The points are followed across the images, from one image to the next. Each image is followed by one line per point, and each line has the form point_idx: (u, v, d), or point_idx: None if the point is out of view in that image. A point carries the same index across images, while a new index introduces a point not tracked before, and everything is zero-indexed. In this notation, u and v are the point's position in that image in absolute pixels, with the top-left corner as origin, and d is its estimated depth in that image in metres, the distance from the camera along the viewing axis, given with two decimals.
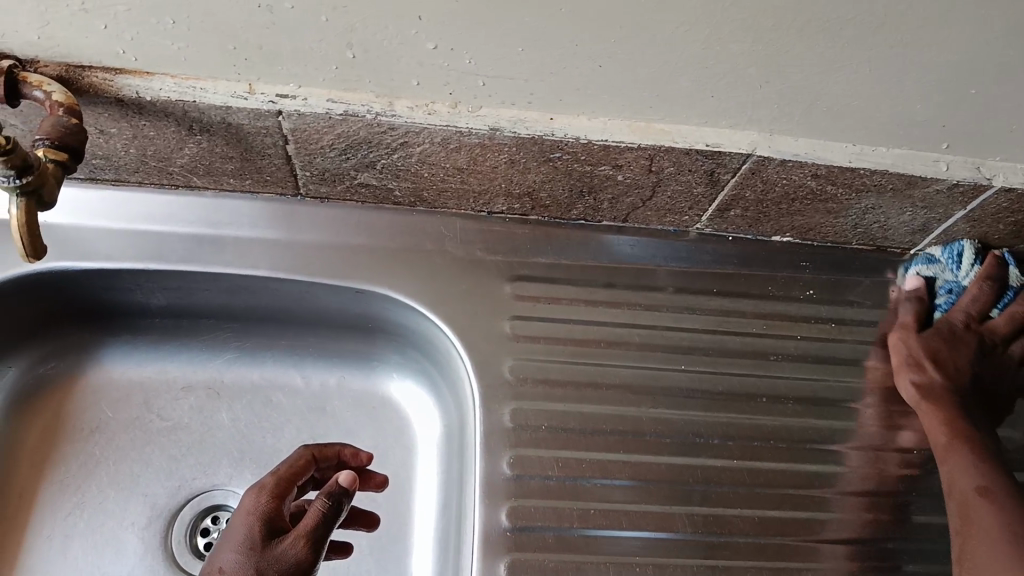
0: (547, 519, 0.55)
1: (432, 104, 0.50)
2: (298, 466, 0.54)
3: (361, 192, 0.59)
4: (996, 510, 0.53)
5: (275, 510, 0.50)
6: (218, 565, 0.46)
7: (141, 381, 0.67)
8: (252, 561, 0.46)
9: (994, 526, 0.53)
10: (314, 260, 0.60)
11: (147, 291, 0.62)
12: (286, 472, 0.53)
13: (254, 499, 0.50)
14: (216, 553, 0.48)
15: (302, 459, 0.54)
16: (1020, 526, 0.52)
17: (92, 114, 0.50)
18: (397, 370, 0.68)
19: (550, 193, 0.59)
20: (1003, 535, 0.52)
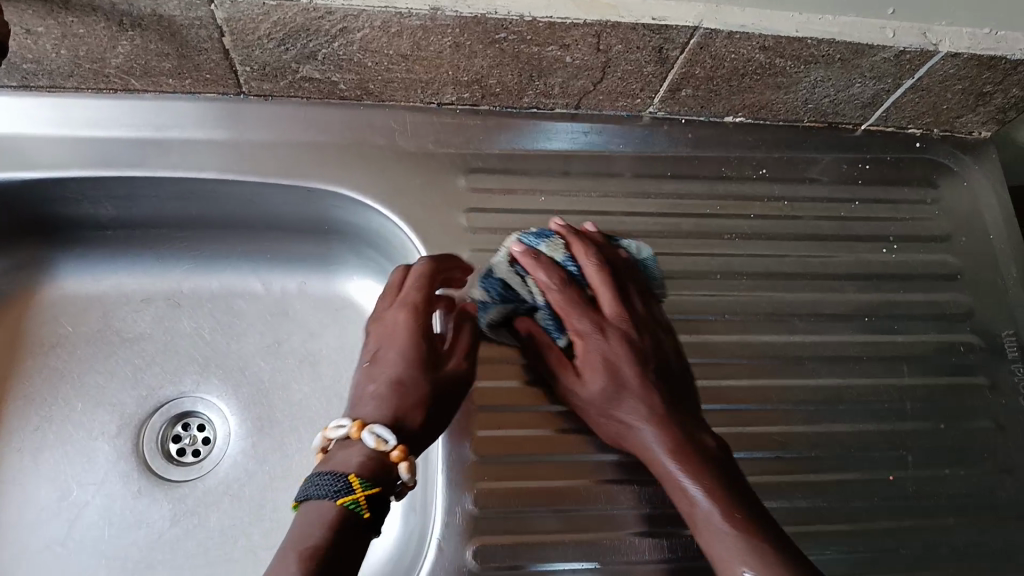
0: (510, 398, 0.56)
1: None
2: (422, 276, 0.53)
3: (306, 87, 0.58)
4: (711, 501, 0.47)
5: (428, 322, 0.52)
6: (400, 376, 0.48)
7: (100, 294, 0.66)
8: (434, 375, 0.49)
9: (718, 519, 0.46)
10: (263, 160, 0.59)
11: (96, 201, 0.61)
12: (415, 282, 0.53)
13: (406, 319, 0.51)
14: (387, 358, 0.49)
15: (417, 268, 0.54)
16: (717, 527, 0.46)
17: (15, 11, 0.48)
18: (358, 271, 0.68)
19: (499, 79, 0.58)
20: (721, 531, 0.46)
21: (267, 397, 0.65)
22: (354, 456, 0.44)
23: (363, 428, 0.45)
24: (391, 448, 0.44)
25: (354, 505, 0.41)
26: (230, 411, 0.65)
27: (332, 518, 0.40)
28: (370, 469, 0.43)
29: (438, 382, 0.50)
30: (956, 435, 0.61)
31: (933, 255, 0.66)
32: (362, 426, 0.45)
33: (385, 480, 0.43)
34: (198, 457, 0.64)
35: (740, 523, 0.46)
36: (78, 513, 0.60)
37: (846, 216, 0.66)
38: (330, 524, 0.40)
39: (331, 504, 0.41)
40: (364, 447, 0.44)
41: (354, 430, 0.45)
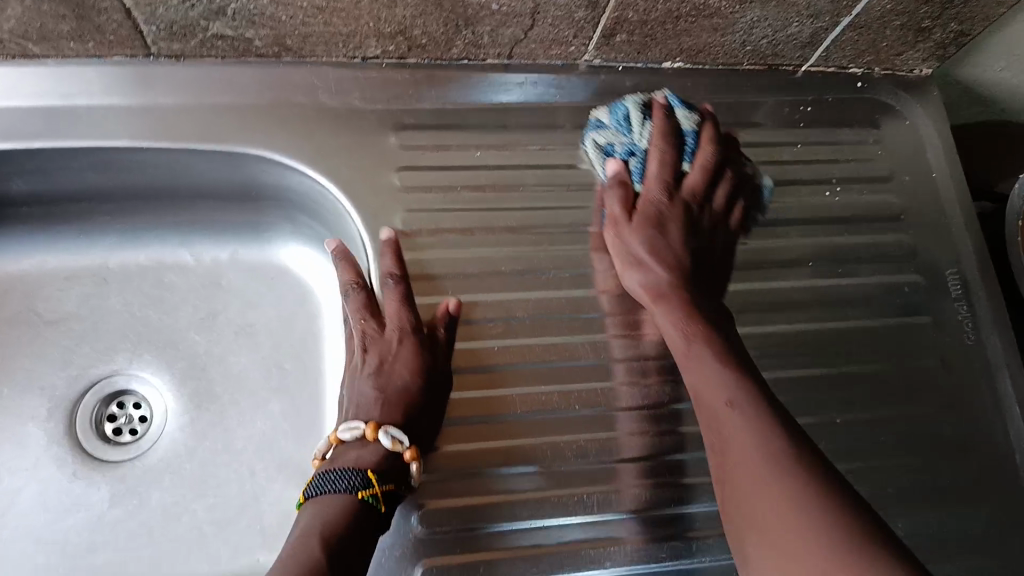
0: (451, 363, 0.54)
1: None
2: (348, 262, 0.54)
3: (219, 46, 0.55)
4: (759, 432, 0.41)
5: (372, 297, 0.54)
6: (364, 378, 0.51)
7: (22, 274, 0.63)
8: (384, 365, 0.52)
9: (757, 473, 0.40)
10: (180, 126, 0.56)
11: (4, 176, 0.57)
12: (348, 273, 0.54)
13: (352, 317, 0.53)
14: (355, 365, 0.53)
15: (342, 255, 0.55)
16: (757, 423, 0.42)
17: None
18: (293, 238, 0.66)
19: (424, 30, 0.55)
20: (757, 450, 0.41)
21: (205, 371, 0.63)
22: (366, 455, 0.47)
23: (347, 429, 0.48)
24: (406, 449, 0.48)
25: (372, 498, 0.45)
26: (165, 387, 0.63)
27: (344, 512, 0.44)
28: (370, 462, 0.47)
29: (412, 351, 0.52)
30: (900, 375, 0.61)
31: (877, 196, 0.66)
32: (376, 428, 0.48)
33: (387, 470, 0.47)
34: (135, 436, 0.62)
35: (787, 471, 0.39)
36: (12, 500, 0.58)
37: (788, 159, 0.65)
38: (344, 515, 0.44)
39: (353, 497, 0.44)
40: (376, 445, 0.48)
41: (369, 431, 0.48)
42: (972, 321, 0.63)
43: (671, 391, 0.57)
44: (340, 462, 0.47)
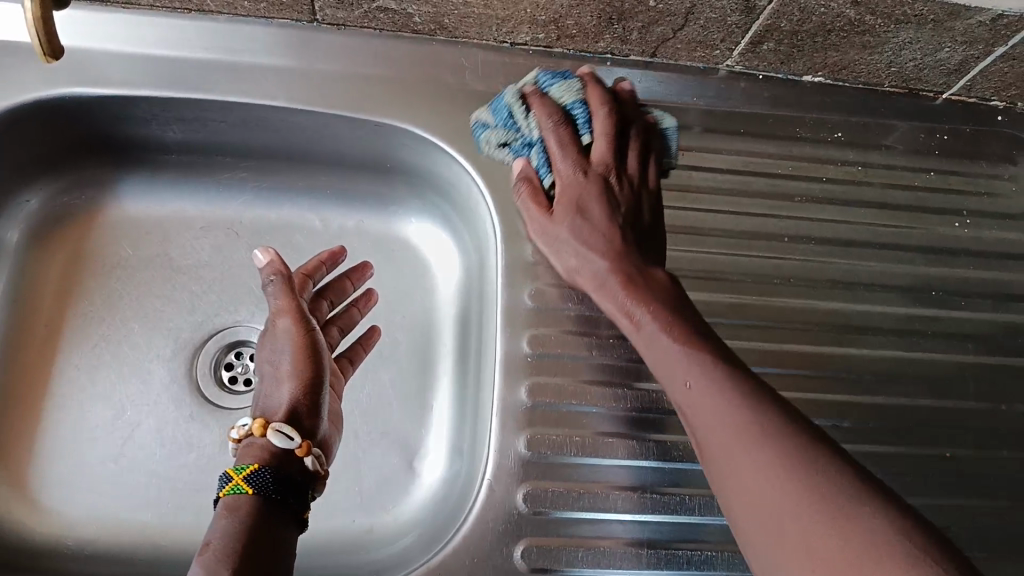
0: (568, 346, 0.55)
1: None
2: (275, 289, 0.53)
3: (379, 18, 0.57)
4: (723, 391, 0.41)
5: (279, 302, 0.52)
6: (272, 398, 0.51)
7: (160, 219, 0.66)
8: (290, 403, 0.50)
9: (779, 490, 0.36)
10: (331, 91, 0.58)
11: (162, 122, 0.60)
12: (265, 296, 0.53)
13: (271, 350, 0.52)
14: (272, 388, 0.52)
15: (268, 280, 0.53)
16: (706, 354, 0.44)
17: None
18: (416, 214, 0.68)
19: (577, 21, 0.56)
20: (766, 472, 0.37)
21: None
22: (245, 451, 0.46)
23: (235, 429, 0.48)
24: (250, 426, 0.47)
25: (235, 488, 0.43)
26: None
27: (227, 510, 0.42)
28: (253, 457, 0.46)
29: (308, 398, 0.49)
30: (1018, 418, 0.59)
31: (1007, 234, 0.64)
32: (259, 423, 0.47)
33: (275, 460, 0.46)
34: (250, 387, 0.64)
35: (777, 431, 0.38)
36: (130, 432, 0.60)
37: (921, 187, 0.64)
38: (218, 517, 0.42)
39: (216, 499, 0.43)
40: (261, 438, 0.47)
41: (254, 427, 0.47)
42: None
43: None
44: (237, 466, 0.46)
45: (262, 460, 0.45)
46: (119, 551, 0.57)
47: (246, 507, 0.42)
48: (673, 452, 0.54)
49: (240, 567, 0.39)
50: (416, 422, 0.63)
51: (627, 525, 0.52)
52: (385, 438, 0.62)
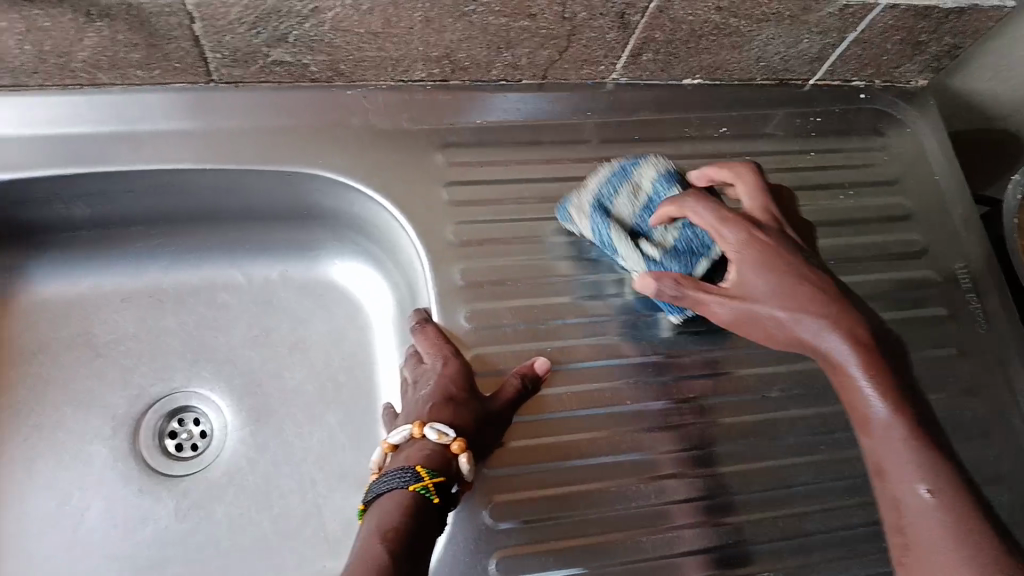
0: (510, 360, 0.57)
1: None
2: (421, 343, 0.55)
3: (276, 73, 0.59)
4: (941, 505, 0.41)
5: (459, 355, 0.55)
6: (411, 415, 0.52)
7: (79, 297, 0.65)
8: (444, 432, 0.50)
9: (950, 539, 0.40)
10: (237, 148, 0.59)
11: (68, 200, 0.60)
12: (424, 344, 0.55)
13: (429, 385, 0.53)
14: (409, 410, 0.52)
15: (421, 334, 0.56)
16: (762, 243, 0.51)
17: None
18: (339, 256, 0.68)
19: (468, 53, 0.59)
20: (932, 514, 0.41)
21: (262, 386, 0.66)
22: (415, 451, 0.48)
23: (399, 436, 0.49)
24: (451, 440, 0.48)
25: (426, 491, 0.44)
26: (226, 402, 0.65)
27: (410, 508, 0.43)
28: (435, 465, 0.47)
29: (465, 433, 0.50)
30: (919, 364, 0.65)
31: (887, 199, 0.71)
32: (422, 425, 0.49)
33: (446, 474, 0.47)
34: (197, 452, 0.63)
35: (997, 554, 0.39)
36: (79, 517, 0.59)
37: (804, 166, 0.70)
38: (402, 506, 0.43)
39: (405, 491, 0.44)
40: (423, 442, 0.48)
41: (415, 429, 0.49)
42: (982, 313, 0.67)
43: (713, 385, 0.59)
44: (405, 460, 0.47)
45: (422, 460, 0.47)
46: None
47: (426, 512, 0.44)
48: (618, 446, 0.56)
49: (393, 550, 0.40)
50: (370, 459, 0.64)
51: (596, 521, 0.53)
52: (345, 480, 0.63)
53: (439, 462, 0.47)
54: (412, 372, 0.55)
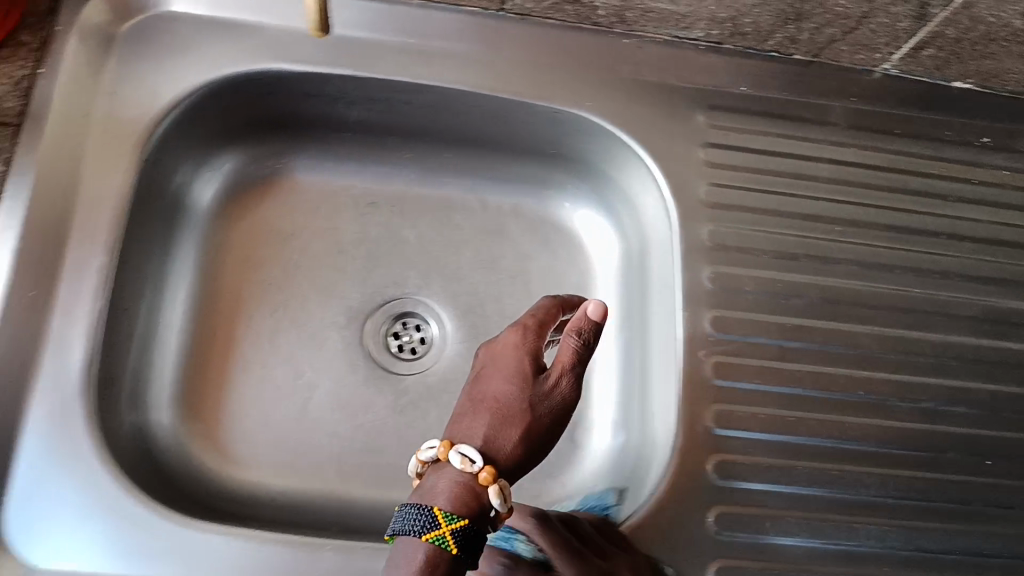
0: (748, 328, 0.58)
1: None
2: (550, 313, 0.50)
3: (564, 10, 0.59)
4: None
5: (544, 348, 0.48)
6: (492, 394, 0.45)
7: (331, 193, 0.69)
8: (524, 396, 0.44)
9: None
10: (514, 77, 0.60)
11: (349, 102, 0.61)
12: (543, 313, 0.50)
13: (516, 336, 0.48)
14: (484, 380, 0.46)
15: (552, 306, 0.51)
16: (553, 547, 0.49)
17: None
18: (572, 199, 0.69)
19: (756, 19, 0.59)
20: None
21: (483, 309, 0.68)
22: (442, 481, 0.42)
23: (457, 454, 0.42)
24: (477, 470, 0.41)
25: (441, 540, 0.38)
26: (448, 316, 0.68)
27: (428, 565, 0.38)
28: (462, 505, 0.40)
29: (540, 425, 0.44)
30: None
31: None
32: (449, 447, 0.42)
33: (479, 515, 0.40)
34: (415, 355, 0.67)
35: None
36: (310, 393, 0.63)
37: None
38: (417, 567, 0.38)
39: (420, 540, 0.39)
40: (449, 469, 0.42)
41: (442, 448, 0.43)
42: None
43: (947, 391, 0.59)
44: (431, 495, 0.41)
45: (455, 498, 0.40)
46: (308, 507, 0.59)
47: (443, 565, 0.38)
48: (841, 429, 0.57)
49: None
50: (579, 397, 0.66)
51: (809, 495, 0.55)
52: None
53: (464, 497, 0.40)
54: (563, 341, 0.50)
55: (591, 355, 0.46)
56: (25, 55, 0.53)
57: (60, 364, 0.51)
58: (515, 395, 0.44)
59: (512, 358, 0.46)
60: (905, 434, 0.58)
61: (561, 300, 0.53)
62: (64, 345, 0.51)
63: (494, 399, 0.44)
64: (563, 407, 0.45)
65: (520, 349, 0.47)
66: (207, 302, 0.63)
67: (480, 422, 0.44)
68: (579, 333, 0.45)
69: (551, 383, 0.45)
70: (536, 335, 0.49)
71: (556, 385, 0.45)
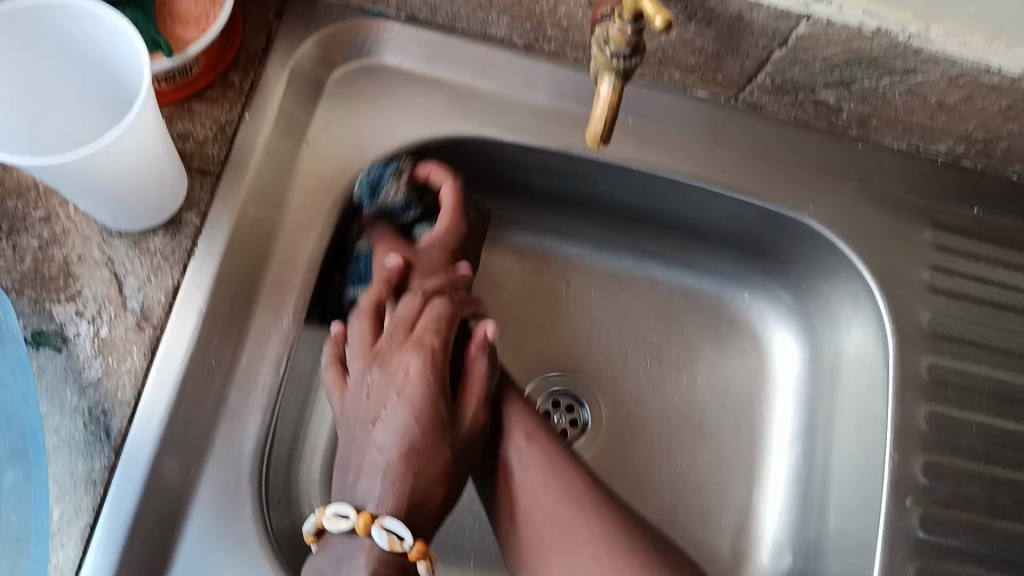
0: (963, 476, 0.52)
1: (969, 35, 0.45)
2: (441, 323, 0.49)
3: (803, 108, 0.55)
4: None
5: (441, 372, 0.47)
6: (400, 448, 0.44)
7: (500, 253, 0.64)
8: (446, 441, 0.46)
9: None
10: (733, 170, 0.55)
11: (548, 172, 0.58)
12: (436, 324, 0.49)
13: (416, 364, 0.47)
14: (386, 419, 0.45)
15: (443, 317, 0.49)
16: None
17: None
18: (749, 289, 0.64)
19: (1012, 146, 0.54)
20: None
21: (643, 400, 0.62)
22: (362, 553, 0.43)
23: (379, 531, 0.42)
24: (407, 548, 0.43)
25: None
26: (605, 403, 0.62)
27: None
28: None
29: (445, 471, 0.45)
30: None
31: None
32: (370, 521, 0.43)
33: None
34: (566, 440, 0.61)
35: None
36: None
37: None
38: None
39: None
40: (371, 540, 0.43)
41: (361, 523, 0.43)
42: None
43: None
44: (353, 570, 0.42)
45: None
46: None
47: None
48: None
49: None
50: (741, 515, 0.60)
51: None
52: (708, 522, 0.60)
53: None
54: (376, 379, 0.47)
55: (491, 387, 0.49)
56: (233, 97, 0.50)
57: (236, 436, 0.47)
58: (433, 444, 0.45)
59: (416, 386, 0.46)
60: None
61: (454, 301, 0.50)
62: (239, 416, 0.47)
63: (403, 441, 0.45)
64: (478, 436, 0.48)
65: (422, 383, 0.46)
66: None
67: (423, 470, 0.45)
68: (485, 356, 0.49)
69: (471, 415, 0.48)
70: (439, 353, 0.48)
71: (467, 415, 0.47)
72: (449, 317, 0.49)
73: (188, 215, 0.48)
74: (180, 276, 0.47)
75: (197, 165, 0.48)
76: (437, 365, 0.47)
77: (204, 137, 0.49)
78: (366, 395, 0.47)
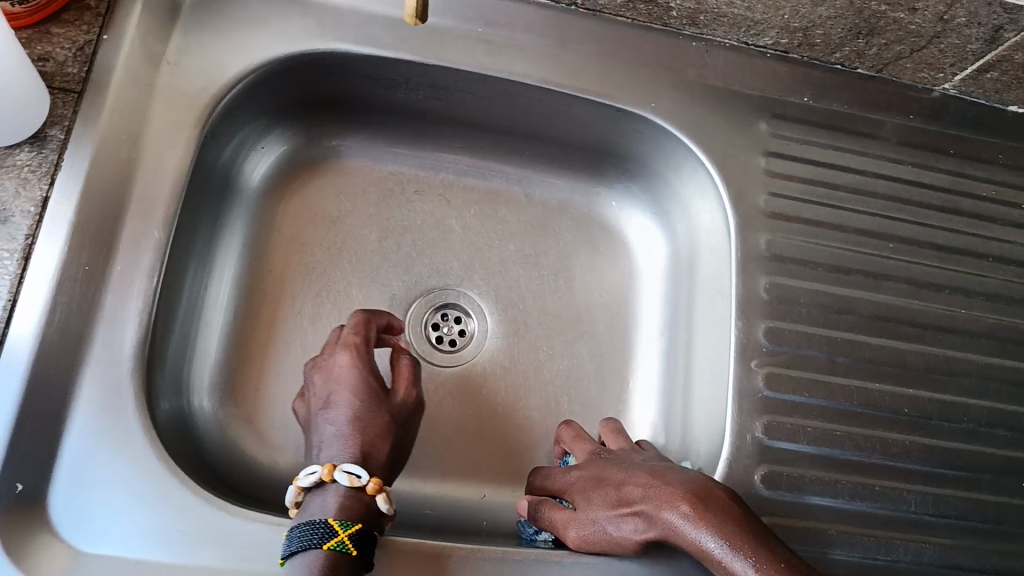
0: (803, 339, 0.57)
1: None
2: (369, 327, 0.55)
3: (637, 9, 0.59)
4: None
5: (374, 366, 0.54)
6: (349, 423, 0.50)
7: (379, 177, 0.68)
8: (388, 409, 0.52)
9: None
10: (580, 74, 0.60)
11: (412, 87, 0.61)
12: (363, 330, 0.55)
13: (349, 360, 0.53)
14: (333, 407, 0.51)
15: (369, 321, 0.56)
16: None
17: None
18: (618, 196, 0.69)
19: (827, 32, 0.59)
20: None
21: (525, 303, 0.66)
22: (330, 499, 0.47)
23: (341, 474, 0.47)
24: (365, 482, 0.47)
25: (340, 547, 0.43)
26: (489, 310, 0.66)
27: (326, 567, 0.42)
28: (351, 511, 0.46)
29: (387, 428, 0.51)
30: None
31: None
32: (333, 468, 0.47)
33: (367, 518, 0.46)
34: (455, 347, 0.65)
35: None
36: None
37: None
38: (320, 572, 0.42)
39: (318, 549, 0.43)
40: (334, 486, 0.47)
41: (325, 472, 0.47)
42: None
43: (987, 412, 0.59)
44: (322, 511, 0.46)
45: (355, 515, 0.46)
46: None
47: (339, 567, 0.43)
48: (890, 447, 0.56)
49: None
50: (618, 401, 0.65)
51: (856, 512, 0.54)
52: (587, 408, 0.64)
53: (360, 511, 0.46)
54: (321, 379, 0.53)
55: (416, 376, 0.57)
56: (90, 21, 0.53)
57: (114, 339, 0.49)
58: (376, 411, 0.51)
59: (352, 374, 0.52)
60: (950, 455, 0.57)
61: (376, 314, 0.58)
62: (117, 321, 0.49)
63: (351, 410, 0.51)
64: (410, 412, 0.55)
65: (359, 373, 0.53)
66: (250, 282, 0.62)
67: (369, 427, 0.51)
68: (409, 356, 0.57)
69: (403, 394, 0.55)
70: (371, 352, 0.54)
71: (398, 391, 0.55)
72: (372, 323, 0.56)
73: (52, 131, 0.50)
74: (48, 189, 0.49)
75: (58, 84, 0.51)
76: (370, 360, 0.54)
77: (64, 57, 0.51)
78: (314, 395, 0.53)
